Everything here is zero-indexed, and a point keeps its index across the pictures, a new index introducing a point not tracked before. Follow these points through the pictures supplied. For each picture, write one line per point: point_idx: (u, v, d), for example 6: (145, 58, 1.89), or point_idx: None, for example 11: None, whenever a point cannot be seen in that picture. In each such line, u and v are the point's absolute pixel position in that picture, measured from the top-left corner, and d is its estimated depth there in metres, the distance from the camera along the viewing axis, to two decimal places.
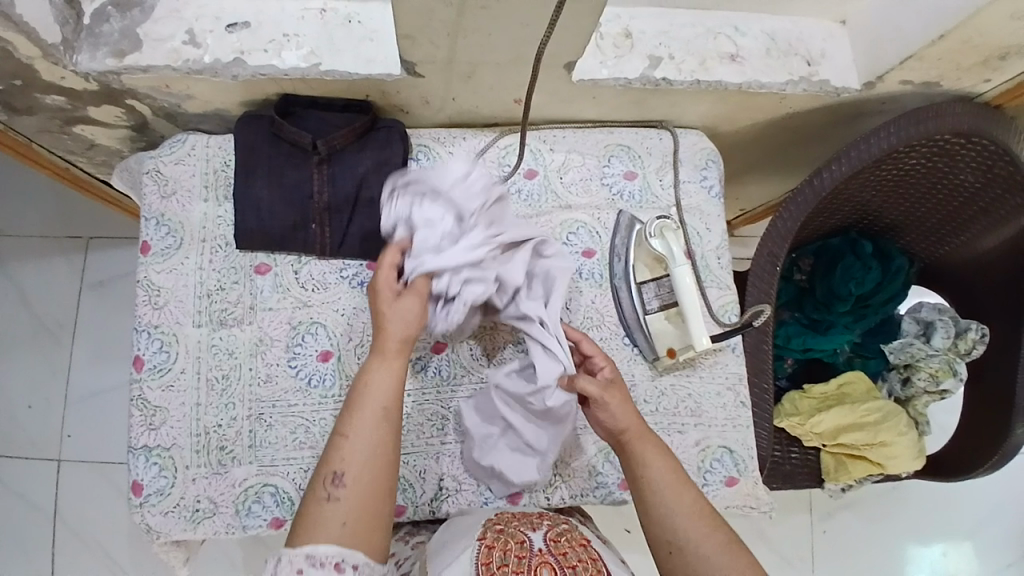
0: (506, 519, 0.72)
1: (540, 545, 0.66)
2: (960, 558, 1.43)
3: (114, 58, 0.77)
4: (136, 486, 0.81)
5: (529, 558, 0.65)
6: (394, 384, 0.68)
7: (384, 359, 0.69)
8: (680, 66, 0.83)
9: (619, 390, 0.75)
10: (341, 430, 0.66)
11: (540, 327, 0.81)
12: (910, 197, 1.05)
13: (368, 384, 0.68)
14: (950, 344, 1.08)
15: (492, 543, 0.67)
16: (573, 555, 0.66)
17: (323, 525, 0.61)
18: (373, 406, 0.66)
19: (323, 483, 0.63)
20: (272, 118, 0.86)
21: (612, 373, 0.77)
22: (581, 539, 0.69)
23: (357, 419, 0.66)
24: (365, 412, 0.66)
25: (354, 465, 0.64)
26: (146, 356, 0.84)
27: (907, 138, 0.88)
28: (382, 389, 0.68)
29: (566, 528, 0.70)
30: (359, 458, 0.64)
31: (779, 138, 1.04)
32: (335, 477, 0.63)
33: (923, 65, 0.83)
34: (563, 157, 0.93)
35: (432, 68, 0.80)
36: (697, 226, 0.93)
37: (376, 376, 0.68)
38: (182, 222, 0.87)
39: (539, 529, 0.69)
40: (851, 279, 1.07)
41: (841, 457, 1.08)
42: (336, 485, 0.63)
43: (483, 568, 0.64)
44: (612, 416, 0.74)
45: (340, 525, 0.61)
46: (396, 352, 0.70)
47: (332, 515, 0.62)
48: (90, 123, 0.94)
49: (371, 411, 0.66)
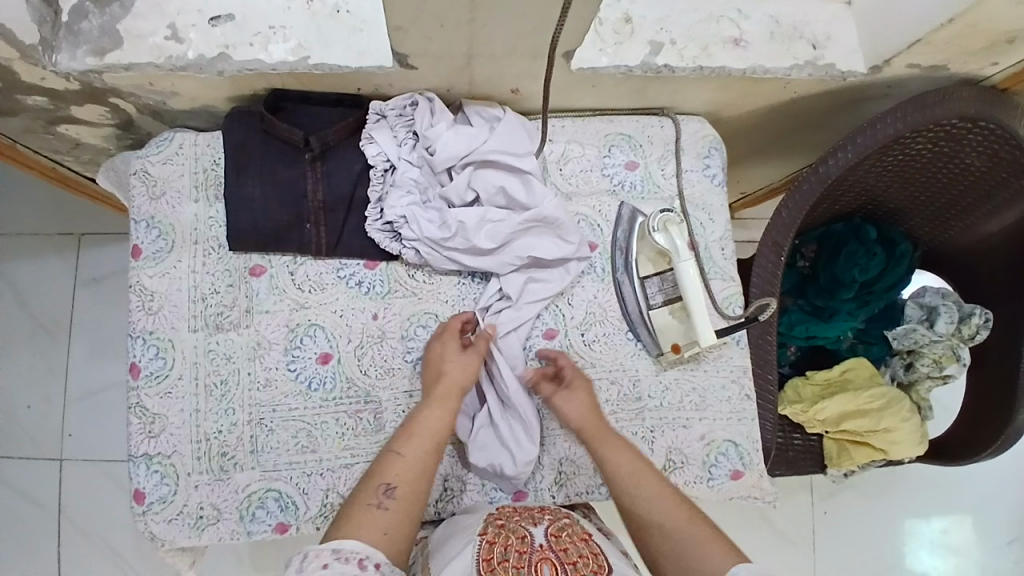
0: (507, 514, 0.72)
1: (541, 540, 0.67)
2: (960, 537, 1.44)
3: (95, 57, 0.74)
4: (138, 494, 0.80)
5: (530, 553, 0.65)
6: (449, 424, 0.76)
7: (441, 400, 0.77)
8: (683, 53, 0.80)
9: (575, 391, 0.81)
10: (396, 449, 0.73)
11: (507, 300, 0.85)
12: (915, 181, 1.04)
13: (427, 416, 0.75)
14: (954, 330, 1.07)
15: (493, 538, 0.67)
16: (573, 550, 0.66)
17: (366, 527, 0.65)
18: (430, 438, 0.74)
19: (373, 491, 0.69)
20: (261, 115, 0.83)
21: (572, 374, 0.83)
22: (583, 533, 0.69)
23: (412, 444, 0.73)
24: (422, 441, 0.74)
25: (403, 483, 0.70)
26: (143, 362, 0.82)
27: (915, 123, 0.86)
28: (437, 424, 0.75)
29: (567, 524, 0.71)
30: (409, 479, 0.71)
31: (784, 123, 1.01)
32: (385, 489, 0.69)
33: (932, 49, 0.81)
34: (563, 148, 0.90)
35: (426, 60, 0.77)
36: (700, 217, 0.91)
37: (435, 412, 0.76)
38: (172, 223, 0.84)
39: (540, 524, 0.69)
40: (855, 267, 1.06)
41: (844, 443, 1.08)
42: (386, 495, 0.68)
43: (485, 565, 0.65)
44: (568, 415, 0.80)
45: (380, 533, 0.65)
46: (450, 397, 0.77)
47: (376, 521, 0.66)
48: (74, 122, 0.91)
49: (426, 442, 0.74)
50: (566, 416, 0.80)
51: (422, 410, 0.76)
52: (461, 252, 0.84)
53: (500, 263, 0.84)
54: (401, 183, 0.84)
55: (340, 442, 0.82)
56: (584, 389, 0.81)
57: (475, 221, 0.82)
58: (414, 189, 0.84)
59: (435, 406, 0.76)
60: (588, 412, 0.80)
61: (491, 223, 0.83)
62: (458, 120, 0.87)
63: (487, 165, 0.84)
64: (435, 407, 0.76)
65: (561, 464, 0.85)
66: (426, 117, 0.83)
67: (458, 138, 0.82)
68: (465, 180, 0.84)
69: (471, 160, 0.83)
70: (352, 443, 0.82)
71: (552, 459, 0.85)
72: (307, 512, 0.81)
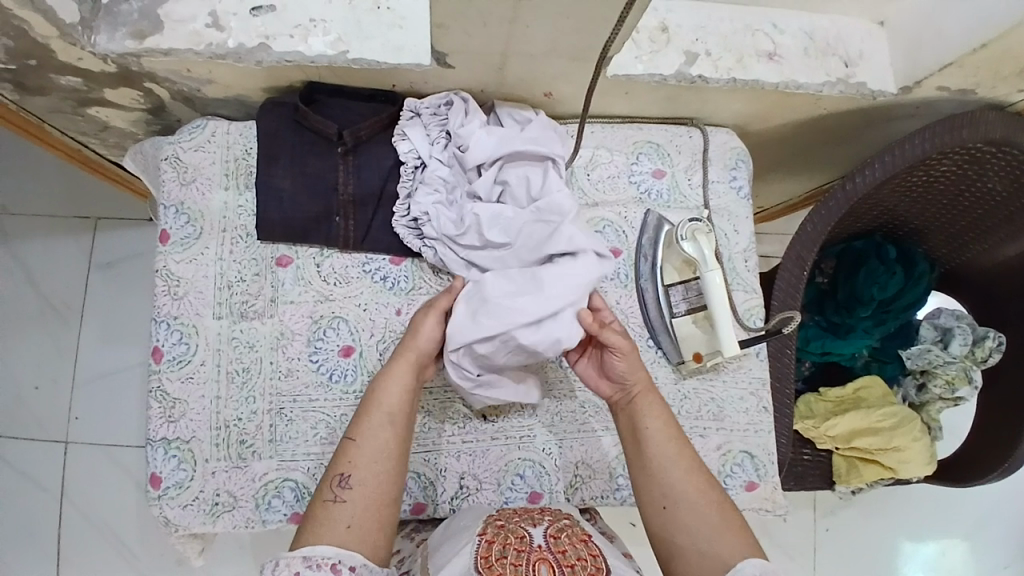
0: (506, 514, 0.72)
1: (539, 540, 0.66)
2: (961, 560, 1.44)
3: (134, 40, 0.74)
4: (155, 478, 0.80)
5: (529, 552, 0.65)
6: (404, 392, 0.72)
7: (393, 368, 0.73)
8: (718, 64, 0.81)
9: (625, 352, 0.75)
10: (349, 435, 0.70)
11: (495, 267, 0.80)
12: (936, 202, 1.05)
13: (378, 391, 0.72)
14: (967, 352, 1.08)
15: (492, 538, 0.67)
16: (572, 552, 0.65)
17: (328, 525, 0.65)
18: (383, 412, 0.71)
19: (330, 485, 0.68)
20: (295, 105, 0.83)
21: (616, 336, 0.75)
22: (582, 535, 0.68)
23: (366, 424, 0.70)
24: (374, 418, 0.70)
25: (360, 468, 0.68)
26: (165, 347, 0.82)
27: (942, 145, 0.87)
28: (391, 396, 0.72)
29: (567, 525, 0.70)
30: (365, 462, 0.69)
31: (810, 138, 1.02)
32: (341, 479, 0.68)
33: (962, 73, 0.81)
34: (591, 153, 0.91)
35: (463, 59, 0.78)
36: (725, 228, 0.92)
37: (386, 384, 0.72)
38: (200, 210, 0.85)
39: (540, 525, 0.69)
40: (874, 284, 1.07)
41: (853, 460, 1.07)
42: (342, 487, 0.67)
43: (483, 561, 0.64)
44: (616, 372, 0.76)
45: (344, 527, 0.65)
46: (406, 365, 0.73)
47: (336, 516, 0.66)
48: (104, 105, 0.92)
49: (379, 417, 0.71)
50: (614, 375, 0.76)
51: (376, 385, 0.72)
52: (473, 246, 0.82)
53: (512, 258, 0.80)
54: (430, 181, 0.84)
55: None
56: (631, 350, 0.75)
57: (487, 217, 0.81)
58: (441, 188, 0.84)
59: (386, 377, 0.72)
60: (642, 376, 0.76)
61: (501, 219, 0.81)
62: (490, 121, 0.87)
63: (520, 164, 0.83)
64: (386, 377, 0.73)
65: (577, 467, 0.85)
66: (460, 118, 0.84)
67: (488, 139, 0.82)
68: (489, 177, 0.83)
69: (504, 157, 0.83)
70: None
71: (570, 462, 0.86)
72: None
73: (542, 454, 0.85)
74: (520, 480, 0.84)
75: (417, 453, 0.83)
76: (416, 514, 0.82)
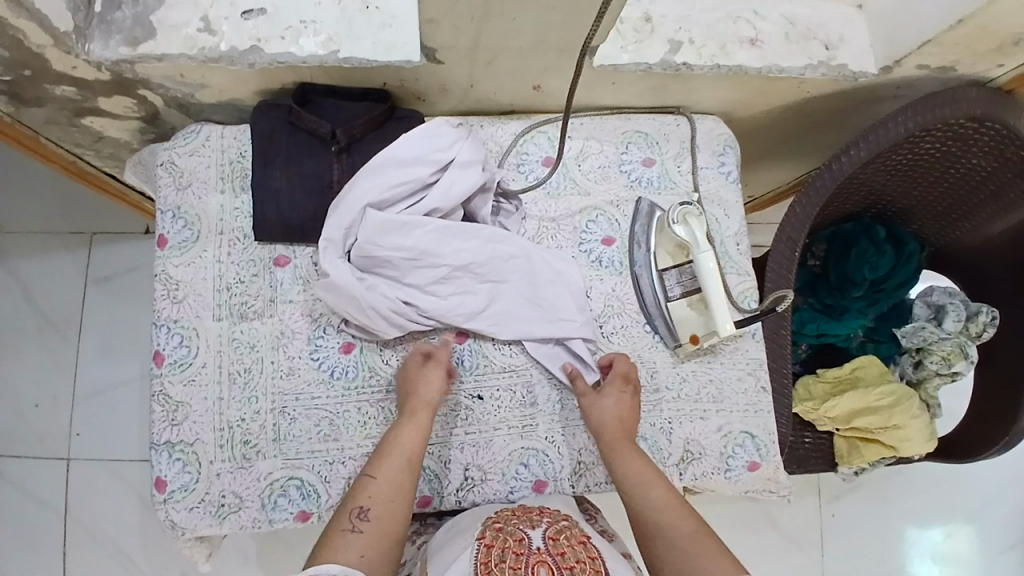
0: (505, 517, 0.71)
1: (538, 543, 0.65)
2: (967, 541, 1.44)
3: (128, 47, 0.75)
4: (160, 482, 0.80)
5: (527, 555, 0.63)
6: (422, 439, 0.75)
7: (414, 418, 0.76)
8: (701, 51, 0.83)
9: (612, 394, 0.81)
10: (369, 473, 0.71)
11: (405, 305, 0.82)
12: (919, 182, 1.07)
13: (401, 435, 0.75)
14: (961, 327, 1.09)
15: (491, 541, 0.66)
16: (571, 554, 0.64)
17: (341, 553, 0.63)
18: (406, 458, 0.73)
19: (347, 515, 0.67)
20: (289, 107, 0.85)
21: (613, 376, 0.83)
22: (581, 536, 0.67)
23: (386, 463, 0.72)
24: (394, 458, 0.72)
25: (378, 503, 0.69)
26: (167, 350, 0.83)
27: (925, 123, 0.88)
28: (406, 443, 0.74)
29: (566, 526, 0.69)
30: (383, 499, 0.69)
31: (796, 123, 1.04)
32: (360, 511, 0.68)
33: (941, 50, 0.83)
34: (581, 144, 0.93)
35: (453, 55, 0.80)
36: (716, 213, 0.93)
37: (410, 433, 0.75)
38: (198, 214, 0.86)
39: (538, 527, 0.67)
40: (865, 265, 1.08)
41: (854, 440, 1.08)
42: (360, 518, 0.67)
43: (483, 567, 0.63)
44: (601, 412, 0.80)
45: (357, 556, 0.64)
46: (423, 412, 0.76)
47: (351, 544, 0.64)
48: (99, 114, 0.93)
49: (401, 462, 0.72)
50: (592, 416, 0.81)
51: (395, 429, 0.76)
52: (398, 286, 0.83)
53: (402, 292, 0.83)
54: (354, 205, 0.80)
55: (362, 431, 0.82)
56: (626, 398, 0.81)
57: (509, 200, 0.90)
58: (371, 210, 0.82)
59: (410, 425, 0.76)
60: (617, 417, 0.80)
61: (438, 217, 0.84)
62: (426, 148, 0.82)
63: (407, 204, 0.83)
64: (405, 425, 0.76)
65: (581, 454, 0.86)
66: (393, 163, 0.81)
67: (401, 182, 0.81)
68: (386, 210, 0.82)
69: (397, 186, 0.81)
70: (374, 432, 0.83)
71: (572, 449, 0.86)
72: (329, 500, 0.81)
73: (546, 443, 0.85)
74: (525, 469, 0.84)
75: None
76: (422, 507, 0.83)
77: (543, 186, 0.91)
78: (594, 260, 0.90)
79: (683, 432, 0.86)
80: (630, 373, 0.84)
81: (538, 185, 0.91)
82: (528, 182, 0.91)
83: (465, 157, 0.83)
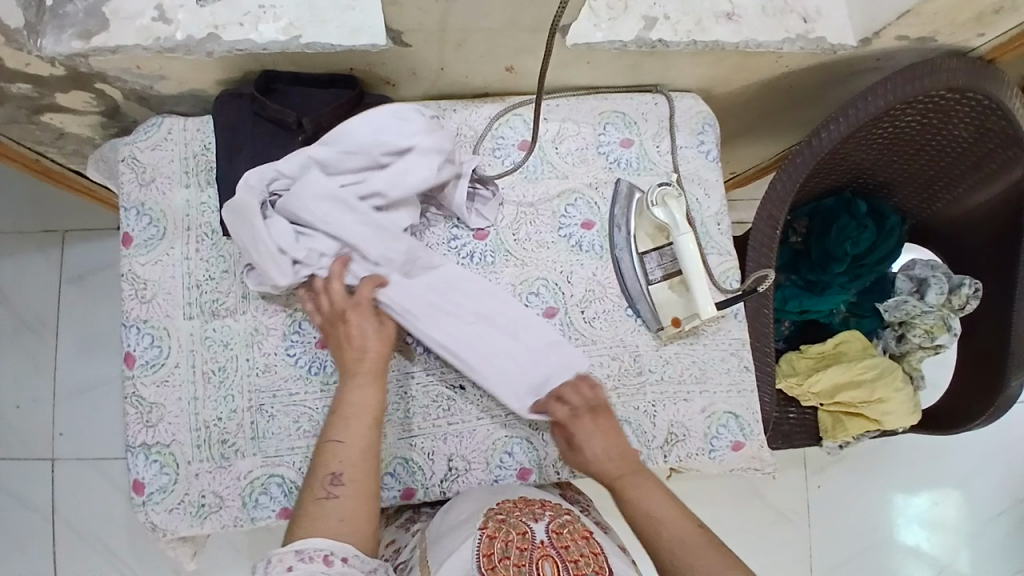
0: (507, 508, 0.70)
1: (542, 536, 0.64)
2: (951, 507, 1.47)
3: (81, 40, 0.72)
4: (138, 485, 0.79)
5: (531, 550, 0.63)
6: (379, 394, 0.73)
7: (365, 376, 0.73)
8: (677, 27, 0.80)
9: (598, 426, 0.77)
10: (333, 437, 0.70)
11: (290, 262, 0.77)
12: (902, 153, 1.06)
13: (357, 394, 0.72)
14: (944, 300, 1.09)
15: (495, 533, 0.65)
16: (575, 548, 0.64)
17: (322, 522, 0.64)
18: (368, 416, 0.71)
19: (320, 483, 0.67)
20: (252, 96, 0.82)
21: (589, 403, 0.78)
22: (584, 531, 0.67)
23: (347, 425, 0.70)
24: (356, 419, 0.71)
25: (349, 465, 0.68)
26: (138, 351, 0.81)
27: (904, 95, 0.87)
28: (367, 403, 0.72)
29: (569, 520, 0.68)
30: (355, 460, 0.68)
31: (777, 98, 1.02)
32: (333, 477, 0.67)
33: (919, 21, 0.81)
34: (558, 126, 0.91)
35: (420, 37, 0.77)
36: (696, 193, 0.92)
37: (362, 392, 0.72)
38: (164, 210, 0.83)
39: (541, 520, 0.67)
40: (846, 241, 1.07)
41: (839, 414, 1.09)
42: (333, 484, 0.66)
43: (486, 559, 0.62)
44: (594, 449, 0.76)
45: (337, 521, 0.65)
46: (379, 368, 0.74)
47: (330, 512, 0.65)
48: (59, 110, 0.89)
49: (363, 421, 0.71)
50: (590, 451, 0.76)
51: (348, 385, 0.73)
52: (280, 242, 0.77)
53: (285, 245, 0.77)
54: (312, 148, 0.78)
55: None
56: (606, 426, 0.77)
57: (486, 186, 0.87)
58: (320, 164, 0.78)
59: (361, 383, 0.73)
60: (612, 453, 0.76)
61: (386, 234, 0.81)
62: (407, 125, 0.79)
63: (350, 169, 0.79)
64: (358, 383, 0.73)
65: None
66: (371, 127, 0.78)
67: (360, 147, 0.78)
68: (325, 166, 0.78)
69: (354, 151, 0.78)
70: None
71: None
72: None
73: (529, 431, 0.84)
74: (509, 457, 0.84)
75: (402, 439, 0.83)
76: (407, 500, 0.82)
77: (520, 170, 0.89)
78: (574, 245, 0.89)
79: (667, 415, 0.86)
80: (595, 402, 0.78)
81: (515, 170, 0.89)
82: (504, 168, 0.89)
83: (420, 157, 0.79)
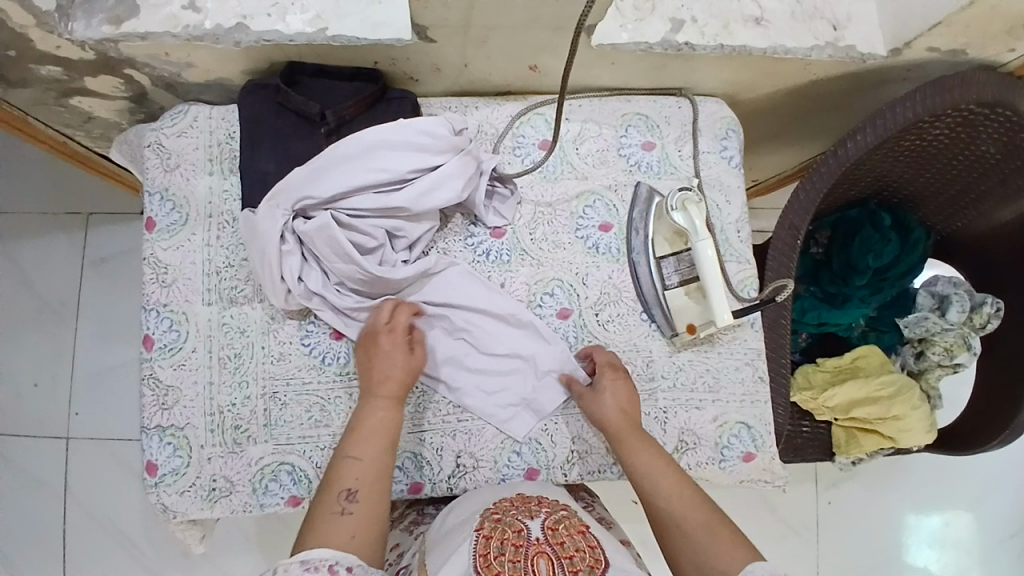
0: (503, 508, 0.70)
1: (537, 534, 0.64)
2: (966, 530, 1.44)
3: (111, 25, 0.73)
4: (151, 466, 0.80)
5: (526, 547, 0.62)
6: (397, 419, 0.74)
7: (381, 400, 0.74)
8: (704, 30, 0.79)
9: (618, 382, 0.81)
10: (350, 454, 0.70)
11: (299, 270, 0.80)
12: (928, 167, 1.04)
13: (375, 415, 0.73)
14: (965, 319, 1.07)
15: (490, 533, 0.65)
16: (570, 544, 0.63)
17: (335, 536, 0.63)
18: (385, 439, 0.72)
19: (335, 498, 0.66)
20: (277, 86, 0.82)
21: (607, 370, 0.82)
22: (580, 526, 0.66)
23: (364, 444, 0.71)
24: (372, 439, 0.71)
25: (364, 483, 0.68)
26: (156, 335, 0.82)
27: (933, 107, 0.85)
28: (383, 425, 0.73)
29: (564, 516, 0.68)
30: (370, 478, 0.68)
31: (803, 105, 1.00)
32: (348, 493, 0.67)
33: (951, 32, 0.79)
34: (579, 127, 0.90)
35: (444, 33, 0.77)
36: (716, 199, 0.91)
37: (378, 416, 0.73)
38: (186, 197, 0.84)
39: (537, 517, 0.66)
40: (869, 253, 1.05)
41: (853, 429, 1.06)
42: (348, 500, 0.66)
43: (481, 559, 0.62)
44: (603, 405, 0.79)
45: (349, 537, 0.63)
46: (397, 394, 0.75)
47: (342, 527, 0.64)
48: (88, 94, 0.91)
49: (380, 443, 0.71)
50: (598, 405, 0.79)
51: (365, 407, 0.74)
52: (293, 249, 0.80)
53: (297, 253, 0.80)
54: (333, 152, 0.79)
55: None
56: (623, 384, 0.81)
57: (504, 184, 0.88)
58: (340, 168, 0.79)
59: (377, 406, 0.74)
60: (620, 411, 0.79)
61: (402, 239, 0.83)
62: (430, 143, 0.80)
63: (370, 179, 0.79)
64: (375, 406, 0.74)
65: (574, 442, 0.85)
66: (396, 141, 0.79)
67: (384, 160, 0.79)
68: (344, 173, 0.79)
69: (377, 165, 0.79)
70: None
71: (568, 436, 0.85)
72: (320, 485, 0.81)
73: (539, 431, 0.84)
74: (517, 457, 0.84)
75: (413, 433, 0.83)
76: (414, 494, 0.82)
77: (539, 170, 0.89)
78: (592, 247, 0.88)
79: (678, 422, 0.85)
80: (614, 362, 0.83)
81: (534, 169, 0.89)
82: (524, 165, 0.89)
83: (441, 178, 0.80)
